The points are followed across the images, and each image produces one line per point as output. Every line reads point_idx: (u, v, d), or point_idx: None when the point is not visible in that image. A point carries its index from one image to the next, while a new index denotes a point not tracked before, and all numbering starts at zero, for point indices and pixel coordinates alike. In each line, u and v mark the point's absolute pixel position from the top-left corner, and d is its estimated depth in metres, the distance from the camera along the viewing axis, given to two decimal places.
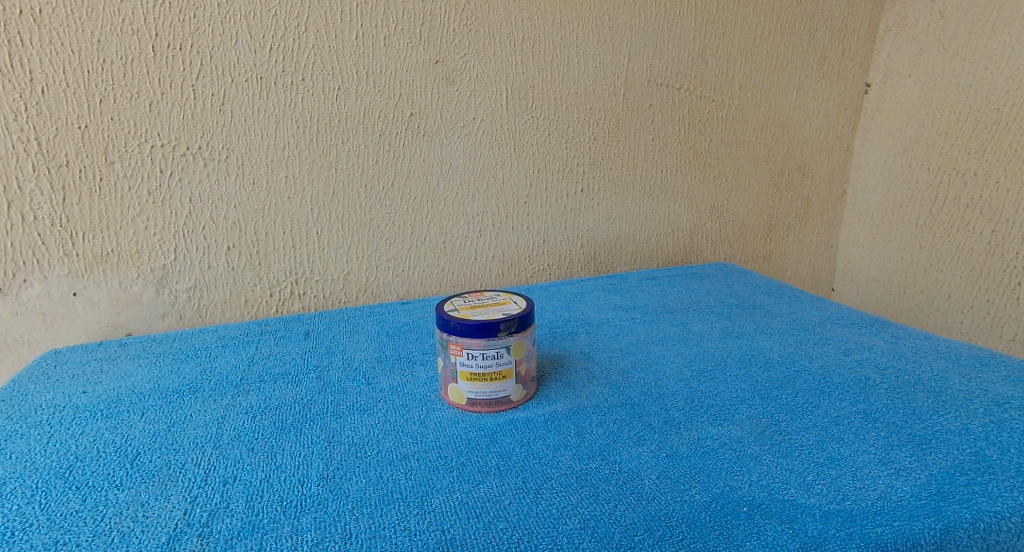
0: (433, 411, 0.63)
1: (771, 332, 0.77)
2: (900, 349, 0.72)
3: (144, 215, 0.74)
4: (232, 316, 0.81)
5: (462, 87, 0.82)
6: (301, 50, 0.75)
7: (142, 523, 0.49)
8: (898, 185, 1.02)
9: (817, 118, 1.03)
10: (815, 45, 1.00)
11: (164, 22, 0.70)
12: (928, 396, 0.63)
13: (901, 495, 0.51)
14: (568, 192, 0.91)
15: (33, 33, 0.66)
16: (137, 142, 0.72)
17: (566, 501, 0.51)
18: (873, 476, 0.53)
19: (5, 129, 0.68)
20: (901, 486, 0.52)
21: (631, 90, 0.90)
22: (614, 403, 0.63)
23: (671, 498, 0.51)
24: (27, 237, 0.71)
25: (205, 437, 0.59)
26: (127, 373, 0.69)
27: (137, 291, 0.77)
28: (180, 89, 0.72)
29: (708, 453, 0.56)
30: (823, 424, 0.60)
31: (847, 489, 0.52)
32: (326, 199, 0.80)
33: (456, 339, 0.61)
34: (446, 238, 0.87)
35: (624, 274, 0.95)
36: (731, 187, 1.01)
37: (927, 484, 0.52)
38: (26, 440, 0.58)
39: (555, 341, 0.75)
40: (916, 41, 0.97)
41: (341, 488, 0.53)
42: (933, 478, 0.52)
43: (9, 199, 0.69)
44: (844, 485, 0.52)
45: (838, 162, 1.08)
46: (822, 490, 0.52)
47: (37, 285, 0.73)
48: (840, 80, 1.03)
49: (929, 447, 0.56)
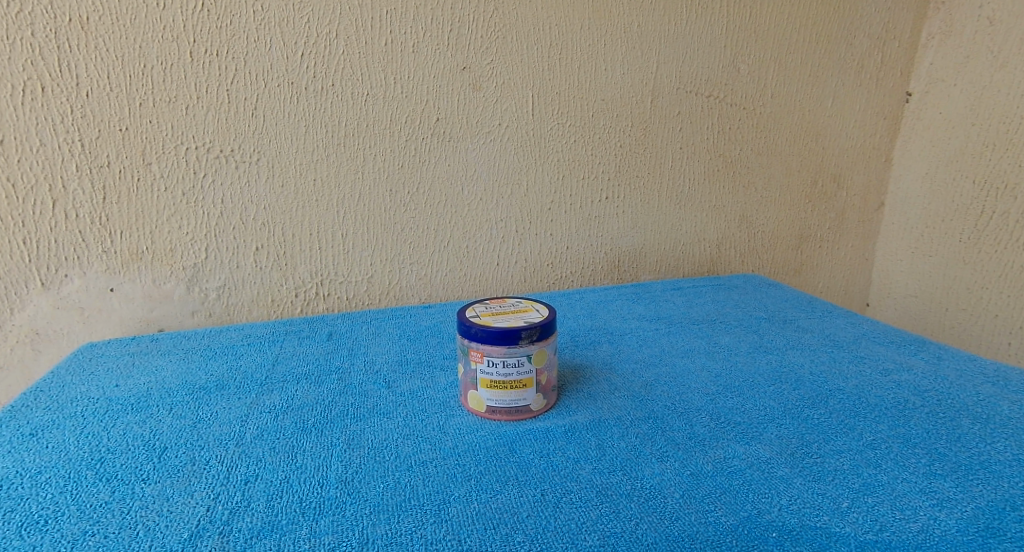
0: (452, 418, 0.62)
1: (802, 347, 0.74)
2: (943, 371, 0.68)
3: (178, 215, 0.76)
4: (259, 314, 0.83)
5: (488, 93, 0.82)
6: (331, 56, 0.76)
7: (167, 518, 0.50)
8: (941, 198, 0.98)
9: (854, 127, 1.01)
10: (853, 52, 0.97)
11: (202, 29, 0.72)
12: (974, 422, 0.59)
13: (945, 529, 0.48)
14: (592, 199, 0.90)
15: (80, 39, 0.69)
16: (174, 144, 0.74)
17: (586, 516, 0.49)
18: (914, 506, 0.50)
19: (52, 131, 0.71)
20: (946, 519, 0.49)
21: (659, 97, 0.89)
22: (637, 416, 0.61)
23: (695, 519, 0.49)
24: (69, 234, 0.74)
25: (228, 434, 0.59)
26: (158, 368, 0.71)
27: (170, 289, 0.79)
28: (215, 94, 0.74)
29: (735, 473, 0.54)
30: (858, 447, 0.57)
31: (886, 519, 0.49)
32: (352, 202, 0.81)
33: (477, 345, 0.60)
34: (469, 243, 0.87)
35: (649, 283, 0.93)
36: (762, 197, 0.99)
37: (974, 518, 0.49)
38: (61, 431, 0.60)
39: (577, 350, 0.74)
40: (962, 48, 0.94)
41: (360, 492, 0.52)
42: (980, 512, 0.49)
43: (53, 197, 0.72)
44: (882, 514, 0.49)
45: (877, 172, 1.04)
46: (858, 518, 0.49)
47: (76, 280, 0.76)
48: (880, 89, 1.00)
49: (976, 478, 0.52)
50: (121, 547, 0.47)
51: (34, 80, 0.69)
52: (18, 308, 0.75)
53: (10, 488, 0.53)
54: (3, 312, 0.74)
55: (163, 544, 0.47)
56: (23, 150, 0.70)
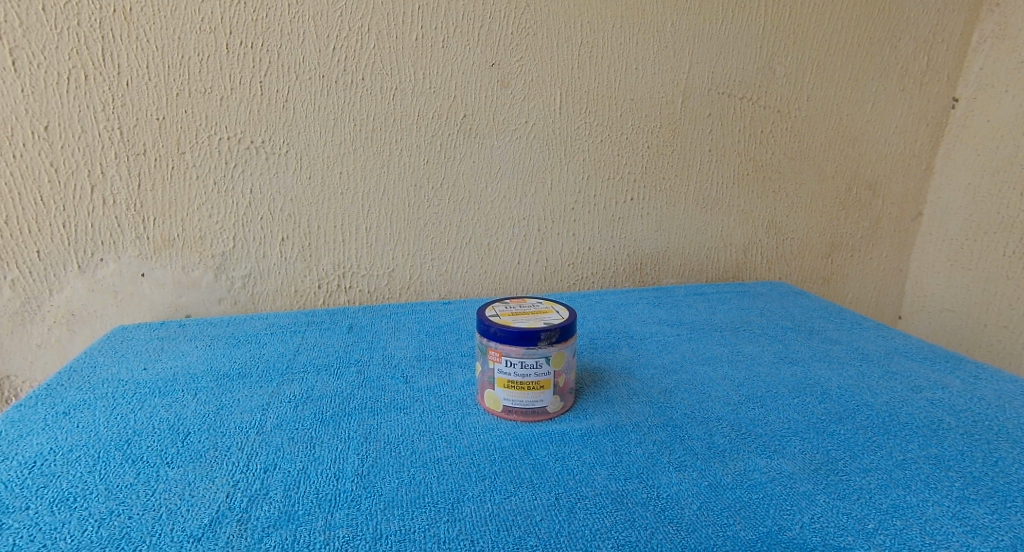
0: (467, 416, 0.61)
1: (830, 359, 0.71)
2: (981, 391, 0.65)
3: (209, 204, 0.78)
4: (282, 304, 0.84)
5: (516, 90, 0.82)
6: (362, 50, 0.77)
7: (189, 502, 0.50)
8: (985, 209, 0.95)
9: (894, 133, 0.98)
10: (896, 56, 0.94)
11: (237, 21, 0.73)
12: (1013, 446, 0.56)
13: None
14: (617, 200, 0.89)
15: (122, 29, 0.71)
16: (207, 134, 0.76)
17: (600, 522, 0.48)
18: (947, 532, 0.47)
19: (93, 118, 0.73)
20: (980, 547, 0.46)
21: (690, 98, 0.88)
22: (655, 423, 0.60)
23: (713, 532, 0.47)
24: (106, 219, 0.76)
25: (250, 423, 0.59)
26: (185, 353, 0.72)
27: (198, 276, 0.80)
28: (249, 86, 0.75)
29: (755, 487, 0.52)
30: (887, 466, 0.54)
31: (915, 543, 0.47)
32: (377, 196, 0.82)
33: (495, 345, 0.59)
34: (491, 241, 0.87)
35: (671, 287, 0.92)
36: (792, 203, 0.96)
37: (1011, 548, 0.46)
38: (91, 411, 0.61)
39: (596, 353, 0.73)
40: (1016, 54, 0.90)
41: (375, 486, 0.51)
42: (1019, 542, 0.47)
43: (92, 183, 0.74)
44: (911, 538, 0.47)
45: (915, 181, 1.01)
46: (885, 541, 0.47)
47: (110, 264, 0.78)
48: (923, 94, 0.97)
49: (1015, 506, 0.50)
50: (144, 528, 0.47)
51: (78, 68, 0.71)
52: (55, 289, 0.77)
53: (40, 464, 0.53)
54: (41, 292, 0.77)
55: (184, 528, 0.47)
56: (66, 136, 0.72)
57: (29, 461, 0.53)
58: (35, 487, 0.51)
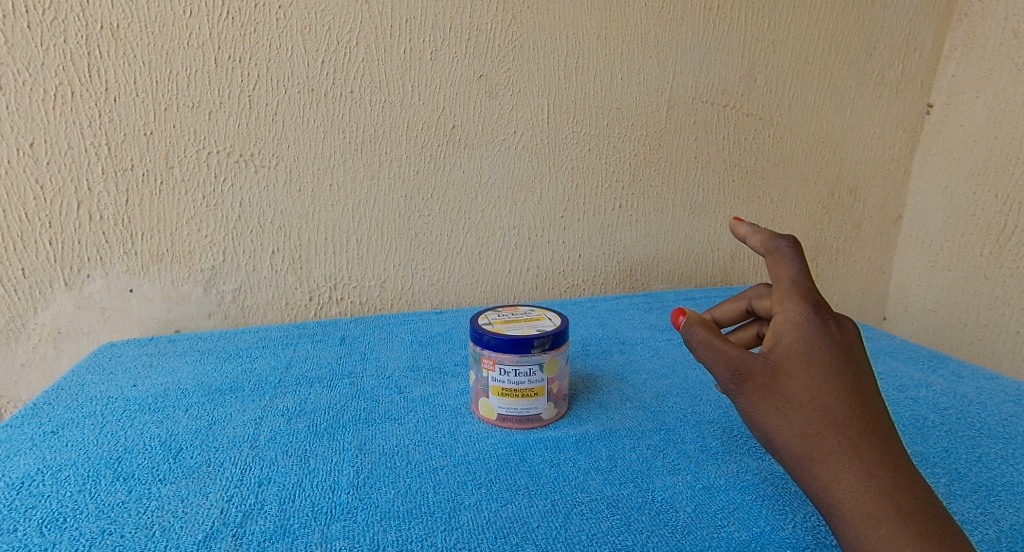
0: (463, 425, 0.61)
1: None
2: (963, 389, 0.67)
3: (198, 218, 0.78)
4: (274, 317, 0.84)
5: (504, 102, 0.83)
6: (350, 63, 0.78)
7: (182, 518, 0.49)
8: (961, 211, 0.97)
9: (872, 139, 1.00)
10: (873, 63, 0.97)
11: (226, 36, 0.74)
12: (993, 441, 0.58)
13: None
14: (605, 208, 0.91)
15: (109, 46, 0.71)
16: (196, 149, 0.76)
17: (597, 527, 0.49)
18: None
19: (79, 134, 0.72)
20: None
21: (675, 106, 0.89)
22: (648, 427, 0.60)
23: (708, 534, 0.48)
24: (94, 235, 0.75)
25: (242, 436, 0.59)
26: (174, 368, 0.71)
27: (187, 290, 0.80)
28: (237, 99, 0.76)
29: (747, 488, 0.52)
30: None
31: None
32: (368, 207, 0.82)
33: (488, 353, 0.59)
34: (482, 250, 0.88)
35: (660, 293, 0.93)
36: (777, 208, 0.98)
37: (996, 541, 0.47)
38: (80, 429, 0.60)
39: (588, 359, 0.73)
40: (985, 61, 0.93)
41: (371, 497, 0.51)
42: (1002, 535, 0.48)
43: (79, 199, 0.74)
44: None
45: (894, 186, 1.04)
46: None
47: (98, 280, 0.77)
48: (899, 101, 1.00)
49: (998, 500, 0.51)
50: (137, 547, 0.47)
51: (65, 85, 0.71)
52: (40, 307, 0.76)
53: (29, 485, 0.53)
54: (27, 310, 0.76)
55: (179, 545, 0.47)
56: (52, 152, 0.72)
57: (17, 482, 0.53)
58: (24, 508, 0.50)
